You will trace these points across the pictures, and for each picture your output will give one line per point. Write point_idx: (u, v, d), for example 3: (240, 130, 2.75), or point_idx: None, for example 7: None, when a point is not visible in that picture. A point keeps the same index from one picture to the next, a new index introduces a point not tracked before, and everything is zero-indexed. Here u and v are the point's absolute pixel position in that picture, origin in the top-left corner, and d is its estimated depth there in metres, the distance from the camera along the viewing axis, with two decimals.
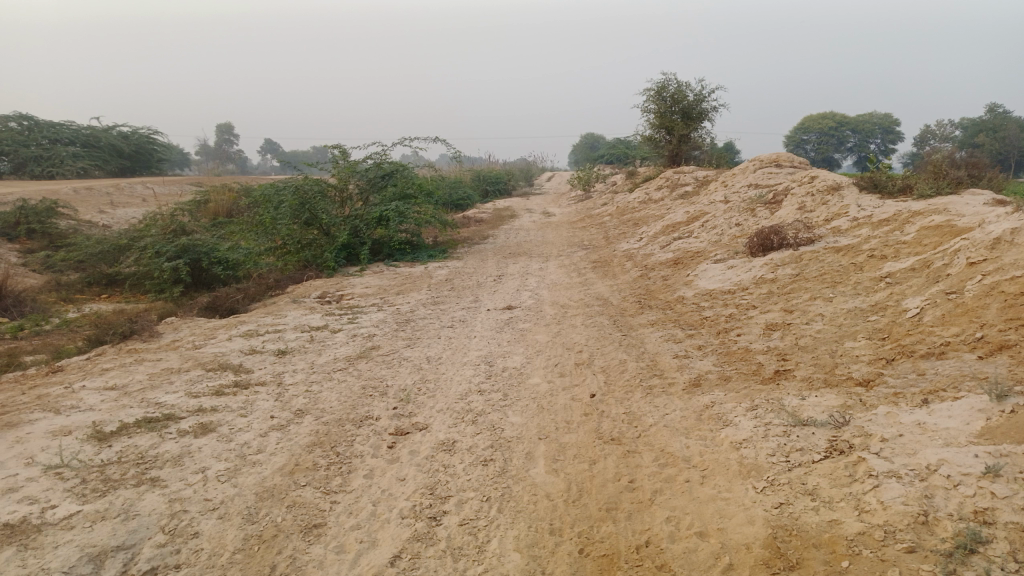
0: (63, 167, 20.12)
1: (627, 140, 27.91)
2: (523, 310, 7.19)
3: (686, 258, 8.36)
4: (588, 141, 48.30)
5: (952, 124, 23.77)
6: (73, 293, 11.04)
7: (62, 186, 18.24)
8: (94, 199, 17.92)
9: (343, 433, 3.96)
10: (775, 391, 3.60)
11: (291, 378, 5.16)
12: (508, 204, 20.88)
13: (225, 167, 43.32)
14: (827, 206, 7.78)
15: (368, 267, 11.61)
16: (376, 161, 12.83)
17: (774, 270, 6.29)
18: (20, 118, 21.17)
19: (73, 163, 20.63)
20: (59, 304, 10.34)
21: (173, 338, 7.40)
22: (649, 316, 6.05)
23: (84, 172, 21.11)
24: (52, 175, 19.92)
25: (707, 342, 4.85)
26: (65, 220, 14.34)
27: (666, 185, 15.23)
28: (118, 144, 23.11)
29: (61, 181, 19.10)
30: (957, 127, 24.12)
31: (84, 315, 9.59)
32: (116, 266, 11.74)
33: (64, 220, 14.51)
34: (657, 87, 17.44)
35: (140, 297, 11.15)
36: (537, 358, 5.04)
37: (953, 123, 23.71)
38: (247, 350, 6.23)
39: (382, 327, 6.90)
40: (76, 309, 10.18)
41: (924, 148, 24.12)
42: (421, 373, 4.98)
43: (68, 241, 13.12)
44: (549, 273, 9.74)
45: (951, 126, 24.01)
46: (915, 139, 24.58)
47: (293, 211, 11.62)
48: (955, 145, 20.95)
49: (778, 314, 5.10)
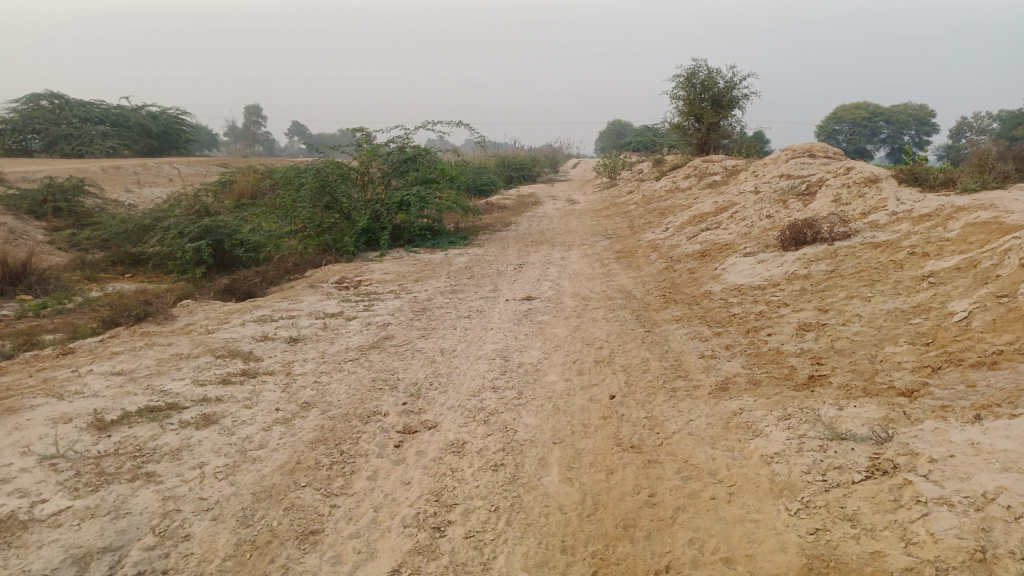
0: (92, 146, 20.23)
1: (656, 128, 27.48)
2: (544, 301, 6.96)
3: (714, 250, 8.07)
4: (615, 128, 47.77)
5: (991, 116, 23.03)
6: (96, 272, 11.01)
7: (91, 165, 18.32)
8: (121, 178, 17.98)
9: (348, 429, 3.78)
10: (809, 399, 3.35)
11: (300, 367, 4.99)
12: (533, 191, 20.63)
13: (253, 149, 43.46)
14: (864, 199, 7.43)
15: (388, 253, 11.44)
16: (398, 144, 12.63)
17: (807, 265, 6.00)
18: (52, 96, 21.31)
19: (102, 142, 20.74)
20: (82, 283, 10.31)
21: (188, 321, 7.28)
22: (674, 311, 5.80)
23: (114, 151, 21.20)
24: (81, 154, 20.04)
25: (735, 342, 4.59)
26: (90, 198, 14.34)
27: (694, 173, 14.86)
28: (147, 124, 23.19)
29: (88, 160, 19.14)
30: (995, 120, 23.34)
31: (105, 294, 9.53)
32: (140, 246, 11.71)
33: (90, 198, 14.51)
34: (687, 74, 17.03)
35: (163, 277, 11.15)
36: (556, 353, 4.81)
37: (991, 115, 22.98)
38: (260, 336, 6.08)
39: (398, 316, 6.72)
40: (98, 288, 10.15)
41: (960, 141, 23.40)
42: (434, 367, 4.78)
43: (92, 220, 13.10)
44: (572, 263, 9.49)
45: (989, 119, 23.24)
46: (951, 131, 23.87)
47: (313, 193, 11.45)
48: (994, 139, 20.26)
49: (811, 313, 4.82)
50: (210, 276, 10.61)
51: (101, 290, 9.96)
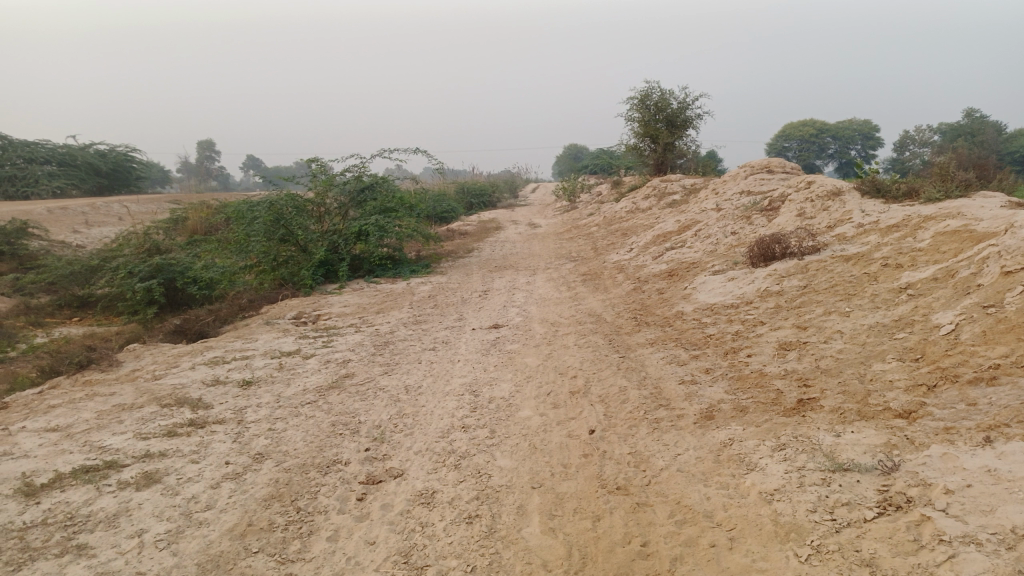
0: (39, 187, 19.52)
1: (612, 150, 27.62)
2: (511, 329, 6.70)
3: (682, 269, 7.92)
4: (572, 152, 48.09)
5: (932, 129, 23.59)
6: (41, 317, 10.45)
7: (37, 207, 17.63)
8: (68, 219, 17.31)
9: (305, 483, 3.45)
10: (802, 426, 3.13)
11: (254, 414, 4.63)
12: (494, 216, 20.45)
13: (208, 185, 42.64)
14: (829, 213, 7.35)
15: (347, 285, 11.10)
16: (354, 173, 12.32)
17: (780, 281, 5.85)
18: None
19: (48, 183, 20.02)
20: (25, 328, 9.75)
21: (135, 367, 6.84)
22: (647, 335, 5.58)
23: (60, 191, 20.48)
24: (26, 196, 19.33)
25: (715, 365, 4.37)
26: (33, 239, 13.72)
27: (654, 193, 14.83)
28: (96, 163, 22.49)
29: (32, 201, 18.43)
30: (936, 133, 23.90)
31: (50, 341, 9.01)
32: (87, 288, 11.18)
33: (34, 240, 13.87)
34: (640, 96, 17.07)
35: (113, 319, 10.66)
36: (527, 386, 4.54)
37: (933, 128, 23.54)
38: (211, 380, 5.70)
39: (359, 351, 6.38)
40: (43, 334, 9.61)
41: (905, 154, 23.91)
42: (397, 407, 4.46)
43: (36, 263, 12.50)
44: (537, 288, 9.26)
45: (930, 132, 23.79)
46: (895, 144, 24.38)
47: (267, 227, 11.04)
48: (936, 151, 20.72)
49: (790, 331, 4.64)
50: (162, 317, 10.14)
51: (45, 336, 9.42)
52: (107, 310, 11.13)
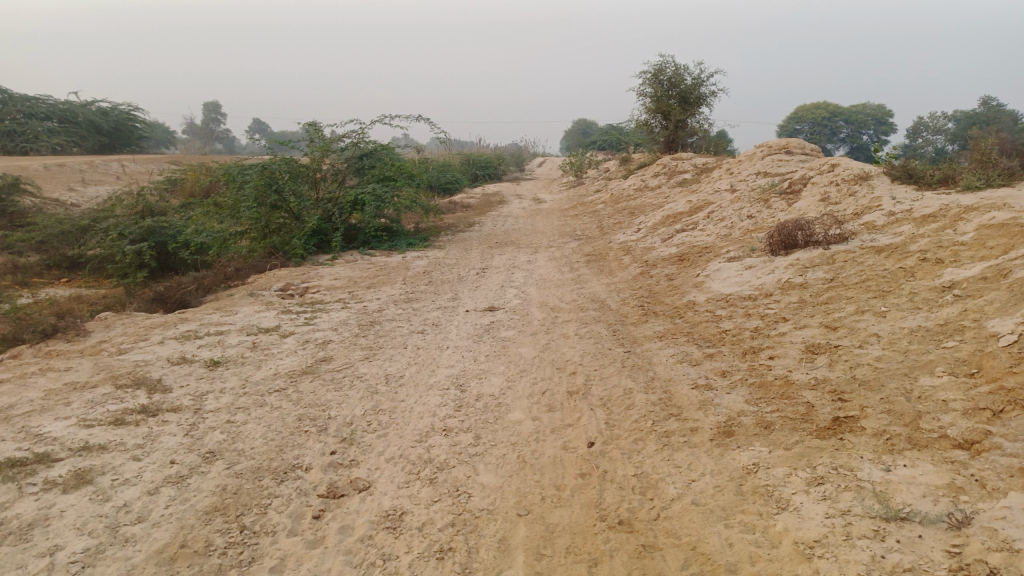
0: (38, 143, 18.96)
1: (620, 127, 26.92)
2: (507, 312, 6.20)
3: (693, 253, 7.40)
4: (579, 128, 47.29)
5: (946, 116, 22.88)
6: (27, 277, 10.00)
7: (33, 163, 17.09)
8: (64, 176, 16.78)
9: (256, 493, 2.97)
10: (841, 454, 2.63)
11: (214, 402, 4.15)
12: (498, 189, 19.86)
13: (213, 148, 41.97)
14: (855, 199, 6.80)
15: (340, 256, 10.59)
16: (353, 139, 11.77)
17: (803, 272, 5.32)
18: None
19: (47, 139, 19.45)
20: (11, 287, 9.34)
21: (104, 338, 6.35)
22: (655, 326, 5.07)
23: (60, 149, 19.92)
24: (25, 152, 18.77)
25: (732, 367, 3.86)
26: (25, 196, 13.20)
27: (664, 171, 14.24)
28: (97, 121, 21.82)
29: (29, 158, 17.90)
30: (950, 120, 23.16)
31: (31, 302, 8.54)
32: (78, 248, 10.76)
33: (26, 197, 13.35)
34: (654, 70, 16.40)
35: (103, 282, 10.30)
36: (520, 381, 4.04)
37: (948, 115, 22.79)
38: (177, 359, 5.21)
39: (342, 332, 5.88)
40: (28, 294, 9.19)
41: (916, 141, 23.20)
42: (374, 401, 3.97)
43: (27, 220, 12.01)
44: (539, 267, 8.74)
45: (944, 119, 23.04)
46: (908, 131, 23.66)
47: (258, 192, 10.44)
48: (955, 142, 19.95)
49: (818, 331, 4.12)
50: (147, 283, 9.65)
51: (29, 297, 8.98)
52: (95, 272, 10.67)
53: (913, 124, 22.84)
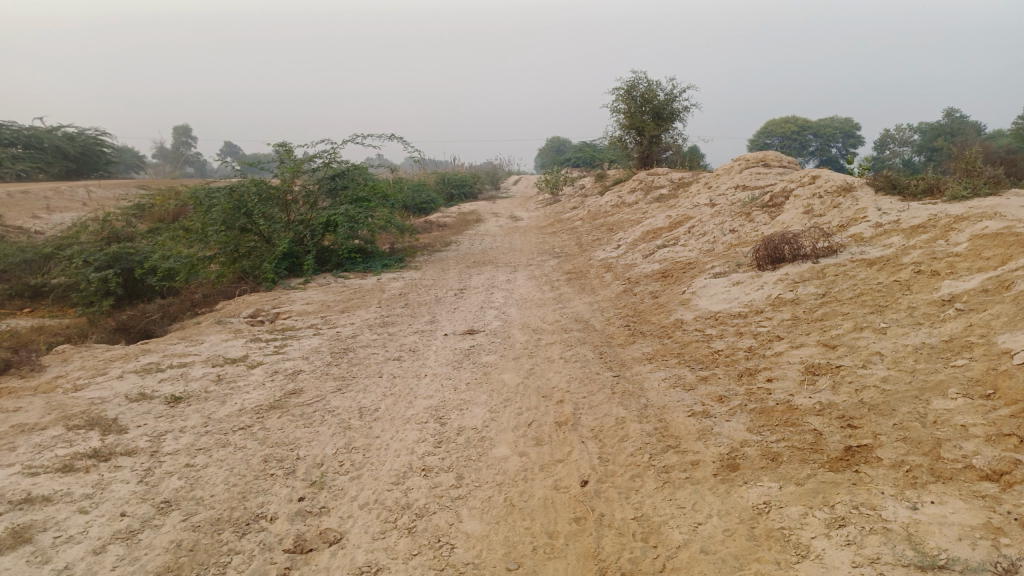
0: (1, 170, 18.44)
1: (594, 144, 26.89)
2: (487, 336, 5.94)
3: (677, 269, 7.21)
4: (553, 145, 47.40)
5: (912, 128, 23.12)
6: None
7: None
8: (28, 203, 16.27)
9: (214, 549, 2.67)
10: (860, 491, 2.40)
11: (173, 443, 3.83)
12: (473, 207, 19.64)
13: (184, 172, 41.34)
14: (840, 210, 6.65)
15: (313, 279, 10.27)
16: (324, 160, 11.39)
17: (794, 287, 5.13)
18: None
19: (11, 166, 18.91)
20: None
21: (61, 373, 5.99)
22: (643, 348, 4.84)
23: (25, 175, 19.38)
24: None
25: (729, 392, 3.63)
26: None
27: (640, 186, 14.12)
28: (64, 146, 21.29)
29: None
30: (917, 131, 23.43)
31: None
32: (41, 277, 10.34)
33: None
34: (627, 86, 16.31)
35: (68, 311, 9.92)
36: (504, 412, 3.77)
37: (914, 127, 23.05)
38: (136, 394, 4.87)
39: (314, 361, 5.58)
40: None
41: (884, 153, 23.41)
42: (347, 438, 3.68)
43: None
44: (518, 287, 8.50)
45: (910, 130, 23.30)
46: (875, 143, 23.88)
47: (226, 216, 10.09)
48: (922, 153, 20.13)
49: (816, 351, 3.90)
50: (112, 311, 9.26)
51: None
52: (59, 301, 10.25)
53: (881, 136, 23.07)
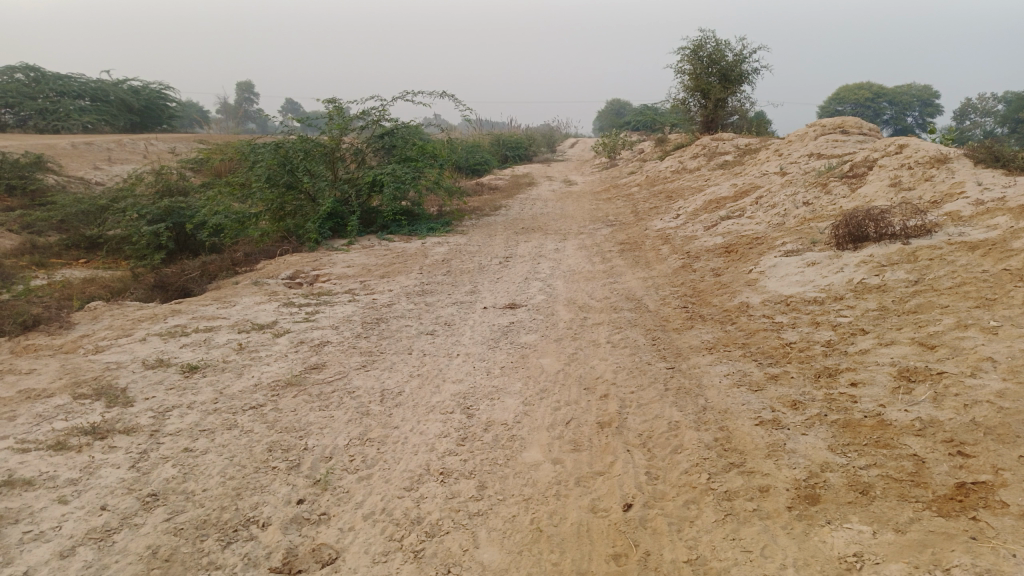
0: (69, 122, 18.62)
1: (655, 109, 25.85)
2: (530, 311, 5.48)
3: (742, 244, 6.59)
4: (613, 108, 46.15)
5: (996, 97, 21.47)
6: (42, 256, 9.54)
7: (62, 141, 16.71)
8: (91, 155, 16.37)
9: (193, 562, 2.30)
10: (981, 548, 1.86)
11: (178, 421, 3.49)
12: (528, 170, 19.07)
13: (246, 128, 41.55)
14: (932, 184, 5.90)
15: (357, 240, 9.95)
16: (374, 117, 10.96)
17: (880, 272, 4.49)
18: (27, 70, 19.48)
19: (79, 118, 19.08)
20: (29, 267, 8.94)
21: (95, 331, 5.78)
22: (702, 334, 4.31)
23: (92, 128, 19.56)
24: (58, 130, 18.46)
25: (805, 397, 3.08)
26: (48, 174, 12.77)
27: (703, 152, 13.34)
28: (130, 100, 21.38)
29: (59, 136, 17.53)
30: (1000, 101, 21.79)
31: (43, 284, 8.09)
32: (96, 228, 10.29)
33: (49, 175, 12.91)
34: (693, 46, 15.38)
35: (121, 263, 9.88)
36: (540, 406, 3.31)
37: (999, 97, 21.42)
38: (157, 361, 4.58)
39: (344, 331, 5.21)
40: (45, 274, 8.77)
41: (962, 124, 21.87)
42: (363, 426, 3.29)
43: (47, 198, 11.53)
44: (568, 257, 7.97)
45: (993, 100, 21.67)
46: (955, 113, 22.31)
47: (271, 172, 9.81)
48: (1005, 125, 18.70)
49: (910, 352, 3.30)
50: (162, 265, 9.10)
51: (41, 278, 8.52)
52: (113, 253, 10.21)
53: (961, 105, 21.55)
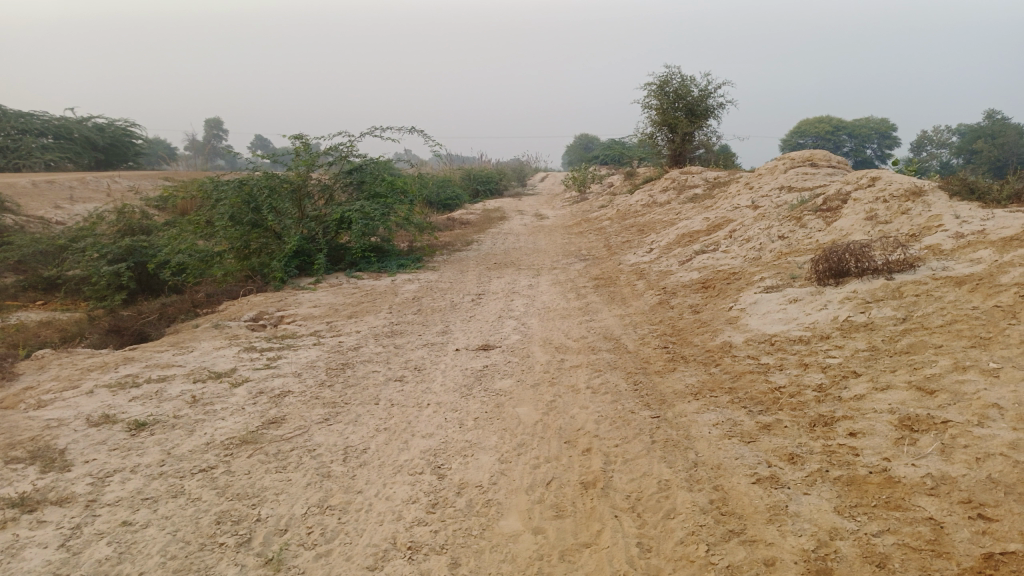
0: (31, 159, 18.13)
1: (623, 142, 26.02)
2: (505, 353, 5.23)
3: (719, 279, 6.44)
4: (581, 142, 46.57)
5: (951, 129, 21.98)
6: None
7: (21, 180, 16.22)
8: (52, 193, 15.90)
9: None
10: None
11: (119, 488, 3.16)
12: (498, 205, 18.94)
13: (213, 165, 41.04)
14: (909, 217, 5.81)
15: (324, 278, 9.65)
16: (341, 153, 10.73)
17: (866, 309, 4.32)
18: None
19: (41, 156, 18.59)
20: None
21: (42, 382, 5.41)
22: (687, 378, 4.09)
23: (55, 166, 19.07)
24: (18, 168, 17.95)
25: (803, 450, 2.87)
26: (5, 214, 12.31)
27: (673, 186, 13.31)
28: (94, 136, 20.94)
29: (20, 175, 17.03)
30: (955, 133, 22.31)
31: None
32: (53, 268, 9.87)
33: (7, 215, 12.45)
34: (659, 81, 15.48)
35: (80, 304, 9.47)
36: (518, 465, 3.05)
37: (953, 129, 21.93)
38: (105, 416, 4.23)
39: (307, 379, 4.91)
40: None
41: (920, 156, 22.31)
42: (324, 491, 2.99)
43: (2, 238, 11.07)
44: (542, 293, 7.77)
45: (948, 132, 22.18)
46: (912, 144, 22.77)
47: (234, 210, 9.50)
48: (960, 156, 19.09)
49: (909, 397, 3.11)
50: (121, 307, 8.70)
51: None
52: (71, 294, 9.80)
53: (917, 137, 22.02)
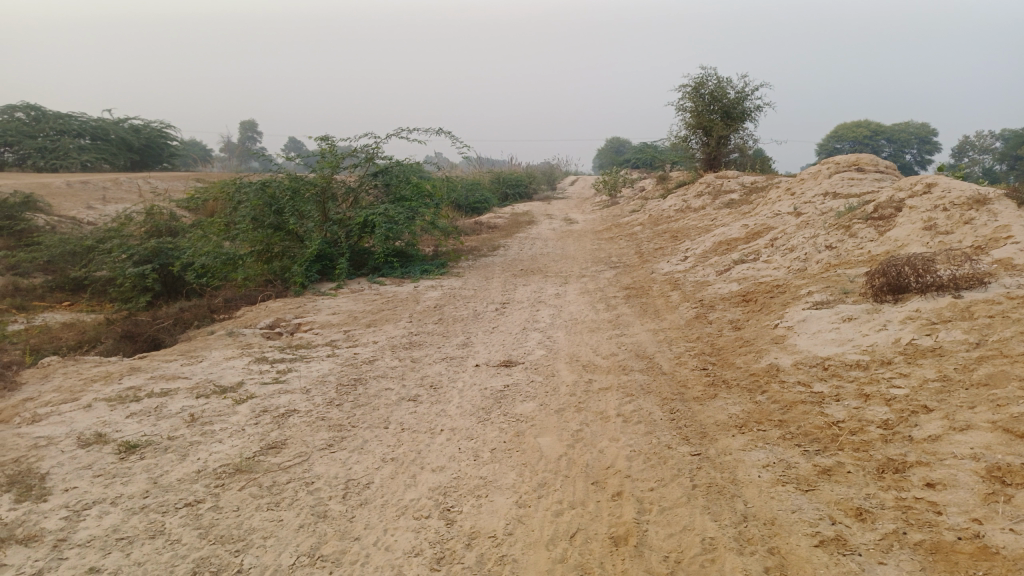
0: (67, 160, 18.15)
1: (656, 147, 25.52)
2: (529, 371, 4.84)
3: (762, 292, 5.99)
4: (611, 146, 46.03)
5: (995, 135, 21.09)
6: (22, 299, 8.97)
7: (56, 180, 16.21)
8: (85, 194, 15.87)
9: None
10: None
11: (93, 525, 2.83)
12: (527, 209, 18.56)
13: (246, 167, 41.17)
14: (972, 227, 5.31)
15: (346, 283, 9.37)
16: (366, 154, 10.40)
17: (933, 331, 3.84)
18: (29, 109, 19.10)
19: (78, 156, 18.61)
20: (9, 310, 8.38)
21: (47, 392, 5.15)
22: (730, 406, 3.67)
23: (90, 166, 19.09)
24: (55, 168, 17.95)
25: (872, 504, 2.44)
26: (36, 214, 12.23)
27: (708, 191, 12.81)
28: (129, 137, 20.96)
29: (55, 175, 17.06)
30: (998, 139, 21.43)
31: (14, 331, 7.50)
32: (79, 268, 9.73)
33: (39, 215, 12.38)
34: (694, 83, 14.99)
35: (106, 305, 9.32)
36: (538, 511, 2.67)
37: (997, 134, 21.04)
38: (100, 435, 3.93)
39: (317, 396, 4.57)
40: (25, 318, 8.22)
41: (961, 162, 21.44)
42: (318, 536, 2.64)
43: (32, 238, 10.97)
44: (570, 303, 7.36)
45: (992, 138, 21.29)
46: (952, 150, 21.89)
47: (256, 212, 9.24)
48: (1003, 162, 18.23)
49: (993, 440, 2.64)
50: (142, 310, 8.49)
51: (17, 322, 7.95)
52: (94, 295, 9.64)
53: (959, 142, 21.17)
